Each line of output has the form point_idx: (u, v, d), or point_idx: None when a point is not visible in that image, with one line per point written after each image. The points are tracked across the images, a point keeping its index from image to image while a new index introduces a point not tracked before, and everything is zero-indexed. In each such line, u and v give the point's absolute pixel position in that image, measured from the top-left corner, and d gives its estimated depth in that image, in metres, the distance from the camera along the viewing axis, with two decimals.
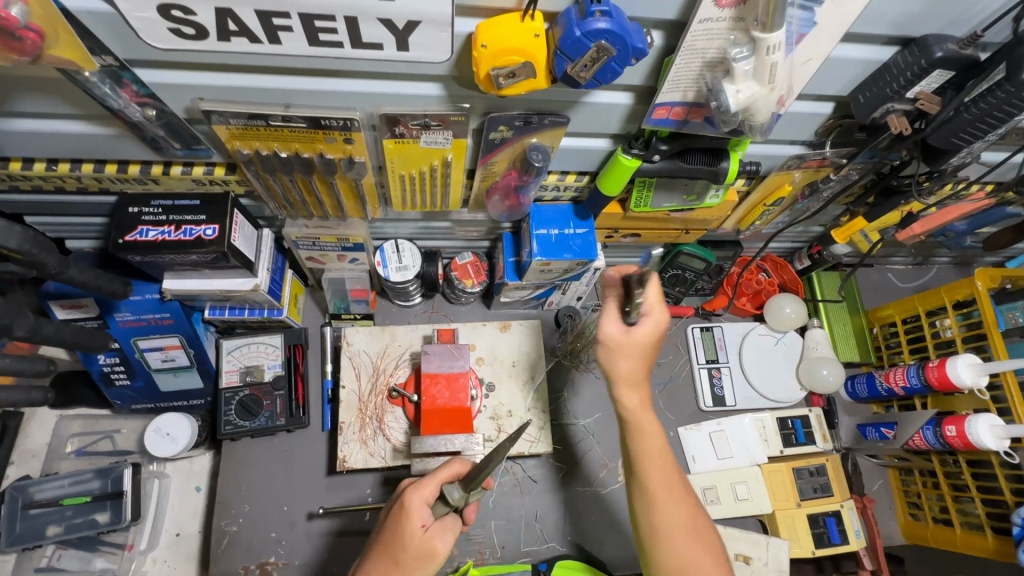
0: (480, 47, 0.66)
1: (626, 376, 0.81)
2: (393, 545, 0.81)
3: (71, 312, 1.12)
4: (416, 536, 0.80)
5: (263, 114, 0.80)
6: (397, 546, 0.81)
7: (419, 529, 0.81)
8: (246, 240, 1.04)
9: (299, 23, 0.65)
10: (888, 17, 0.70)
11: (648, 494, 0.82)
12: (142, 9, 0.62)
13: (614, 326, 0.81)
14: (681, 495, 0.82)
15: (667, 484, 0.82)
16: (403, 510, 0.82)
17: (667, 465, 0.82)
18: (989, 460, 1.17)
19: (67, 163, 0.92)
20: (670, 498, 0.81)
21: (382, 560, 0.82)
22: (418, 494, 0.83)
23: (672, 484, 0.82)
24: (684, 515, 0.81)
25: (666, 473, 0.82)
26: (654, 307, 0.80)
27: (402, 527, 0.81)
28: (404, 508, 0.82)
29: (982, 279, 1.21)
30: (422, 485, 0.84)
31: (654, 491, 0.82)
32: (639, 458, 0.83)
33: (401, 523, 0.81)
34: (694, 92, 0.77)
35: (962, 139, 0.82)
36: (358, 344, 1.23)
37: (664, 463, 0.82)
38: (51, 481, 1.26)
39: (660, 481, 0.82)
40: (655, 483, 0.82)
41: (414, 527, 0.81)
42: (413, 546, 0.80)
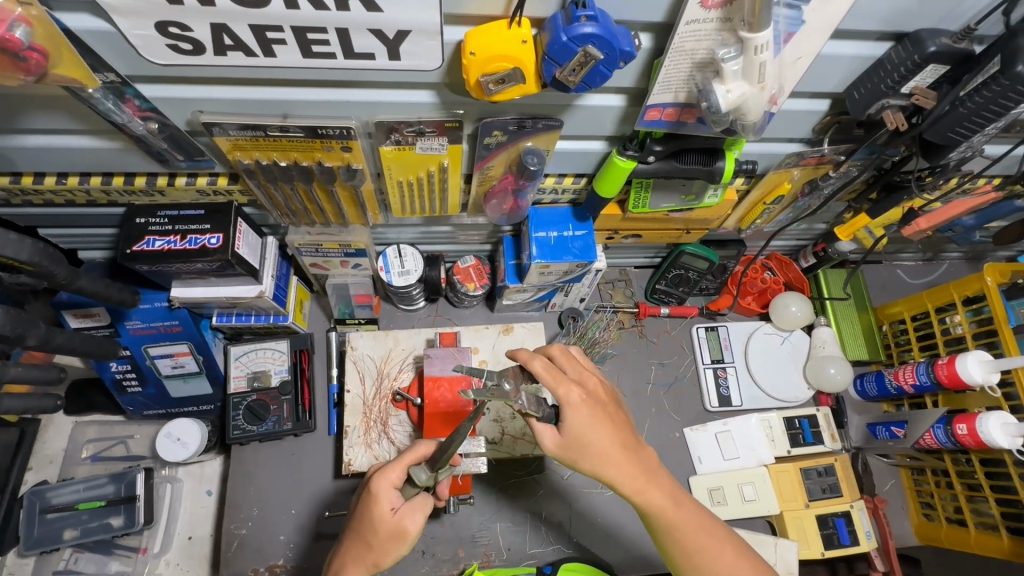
0: (469, 54, 0.67)
1: (581, 449, 0.82)
2: (363, 528, 0.84)
3: (83, 321, 1.14)
4: (385, 519, 0.83)
5: (261, 125, 0.81)
6: (367, 529, 0.84)
7: (387, 511, 0.83)
8: (250, 248, 1.06)
9: (292, 35, 0.66)
10: (880, 12, 0.70)
11: (692, 559, 0.84)
12: (141, 27, 0.64)
13: (558, 440, 0.83)
14: (713, 540, 0.85)
15: (699, 539, 0.84)
16: (369, 494, 0.85)
17: (688, 522, 0.84)
18: (1002, 459, 1.15)
19: (75, 176, 0.95)
20: (675, 513, 0.84)
21: (355, 544, 0.85)
22: (383, 478, 0.85)
23: (704, 533, 0.84)
24: (729, 558, 0.84)
25: (692, 528, 0.84)
26: (565, 397, 0.82)
27: (371, 512, 0.83)
28: (373, 492, 0.84)
29: (992, 274, 1.19)
30: (387, 470, 0.86)
31: (692, 554, 0.84)
32: (667, 531, 0.85)
33: (370, 506, 0.84)
34: (686, 93, 0.77)
35: (960, 134, 0.81)
36: (362, 348, 1.24)
37: (686, 519, 0.84)
38: (68, 486, 1.30)
39: (696, 541, 0.84)
40: (693, 545, 0.84)
41: (382, 510, 0.83)
42: (383, 527, 0.83)
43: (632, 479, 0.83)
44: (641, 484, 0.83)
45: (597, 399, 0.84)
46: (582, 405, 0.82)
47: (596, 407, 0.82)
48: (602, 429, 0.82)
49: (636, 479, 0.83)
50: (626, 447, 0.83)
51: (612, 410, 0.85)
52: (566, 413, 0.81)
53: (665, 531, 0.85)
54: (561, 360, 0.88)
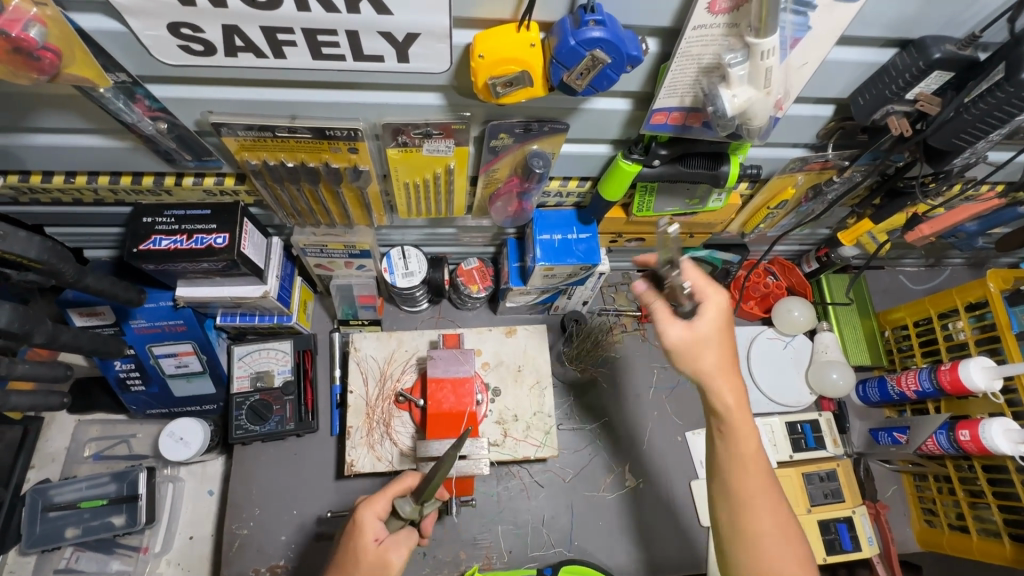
0: (478, 57, 0.68)
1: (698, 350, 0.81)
2: (347, 560, 0.84)
3: (88, 320, 1.15)
4: (367, 549, 0.83)
5: (270, 126, 0.82)
6: (350, 561, 0.84)
7: (370, 542, 0.84)
8: (255, 248, 1.06)
9: (302, 38, 0.67)
10: (884, 19, 0.70)
11: (739, 519, 0.82)
12: (153, 27, 0.65)
13: (689, 332, 0.81)
14: (769, 505, 0.81)
15: (764, 511, 0.81)
16: (355, 524, 0.86)
17: (751, 487, 0.81)
18: (1005, 465, 1.15)
19: (84, 176, 0.95)
20: (748, 458, 0.81)
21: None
22: (368, 508, 0.86)
23: (761, 493, 0.81)
24: (777, 531, 0.80)
25: (752, 483, 0.81)
26: (711, 299, 0.82)
27: (355, 542, 0.85)
28: (357, 522, 0.86)
29: (995, 280, 1.19)
30: (372, 501, 0.87)
31: (740, 523, 0.81)
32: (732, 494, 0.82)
33: (355, 536, 0.85)
34: (692, 97, 0.78)
35: (964, 140, 0.81)
36: (366, 349, 1.24)
37: (753, 482, 0.81)
38: (69, 484, 1.30)
39: (751, 497, 0.81)
40: (746, 500, 0.81)
41: (366, 541, 0.84)
42: (366, 557, 0.83)
43: (726, 400, 0.81)
44: (728, 416, 0.82)
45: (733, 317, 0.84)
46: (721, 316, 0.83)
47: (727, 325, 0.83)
48: (719, 346, 0.82)
49: (731, 409, 0.81)
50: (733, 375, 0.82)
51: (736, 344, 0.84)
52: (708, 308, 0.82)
53: (725, 497, 0.83)
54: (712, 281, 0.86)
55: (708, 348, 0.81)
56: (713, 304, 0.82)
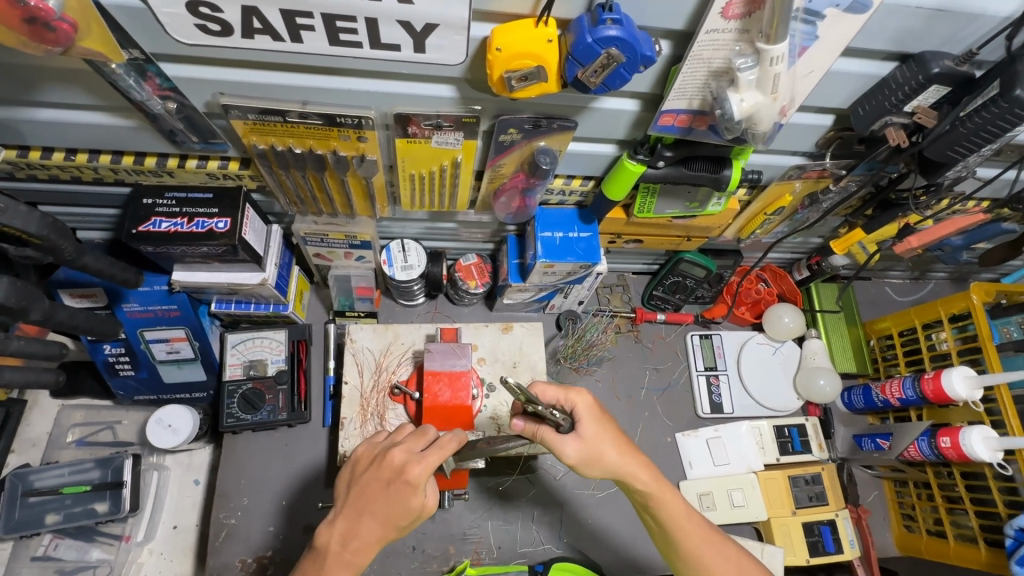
0: (495, 51, 0.68)
1: (596, 456, 0.85)
2: (394, 512, 0.81)
3: (81, 301, 1.14)
4: (421, 504, 0.82)
5: (281, 110, 0.81)
6: (397, 513, 0.82)
7: (422, 499, 0.83)
8: (256, 234, 1.06)
9: (321, 22, 0.67)
10: (888, 32, 0.72)
11: (696, 561, 0.87)
12: (170, 5, 0.64)
13: (576, 450, 0.85)
14: (719, 551, 0.87)
15: (714, 558, 0.87)
16: (408, 483, 0.81)
17: (694, 543, 0.87)
18: (982, 472, 1.18)
19: (85, 154, 0.94)
20: (687, 525, 0.87)
21: (383, 522, 0.82)
22: (427, 471, 0.82)
23: (711, 544, 0.88)
24: (736, 559, 0.88)
25: (702, 536, 0.88)
26: (580, 402, 0.87)
27: (409, 498, 0.81)
28: (414, 481, 0.81)
29: (978, 293, 1.23)
30: (426, 460, 0.82)
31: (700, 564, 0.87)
32: (684, 556, 0.88)
33: (408, 494, 0.81)
34: (700, 100, 0.80)
35: (958, 153, 0.84)
36: (362, 341, 1.24)
37: (695, 538, 0.87)
38: (51, 470, 1.27)
39: (699, 545, 0.87)
40: (696, 550, 0.87)
41: (420, 497, 0.82)
42: (415, 511, 0.83)
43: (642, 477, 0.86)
44: (652, 491, 0.86)
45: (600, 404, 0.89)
46: (590, 417, 0.87)
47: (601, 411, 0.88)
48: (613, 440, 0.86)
49: (651, 484, 0.86)
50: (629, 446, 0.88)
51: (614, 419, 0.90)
52: (579, 418, 0.86)
53: (681, 556, 0.88)
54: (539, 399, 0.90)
55: (606, 445, 0.86)
56: (581, 405, 0.87)
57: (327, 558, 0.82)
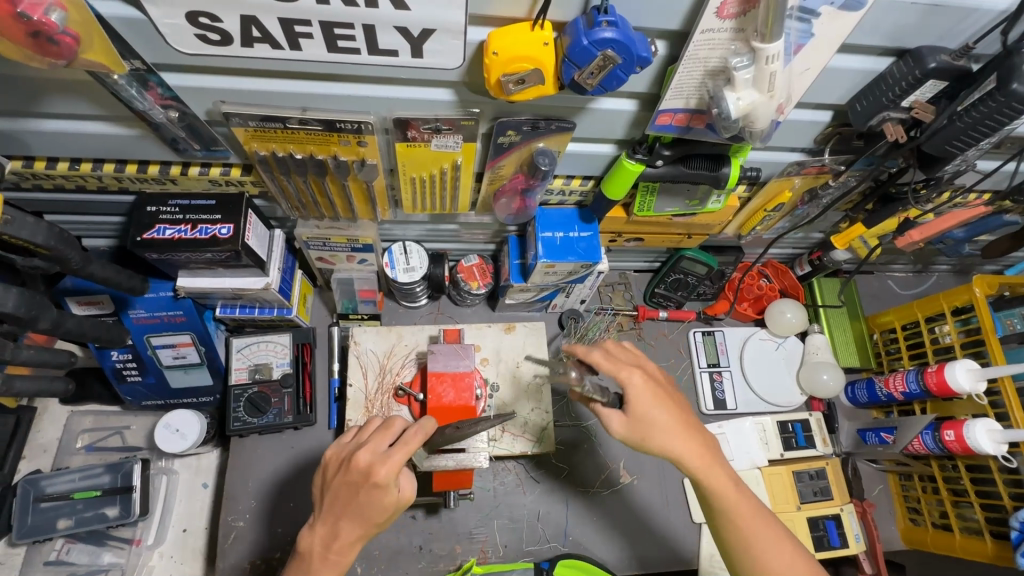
0: (492, 55, 0.69)
1: (647, 428, 0.85)
2: (369, 512, 0.84)
3: (87, 308, 1.16)
4: (394, 500, 0.85)
5: (281, 117, 0.82)
6: (372, 512, 0.84)
7: (395, 496, 0.85)
8: (259, 240, 1.07)
9: (320, 30, 0.67)
10: (884, 28, 0.73)
11: (747, 545, 0.84)
12: (171, 15, 0.65)
13: (623, 424, 0.86)
14: (770, 533, 0.84)
15: (761, 534, 0.84)
16: (376, 485, 0.82)
17: (734, 511, 0.85)
18: (987, 465, 1.18)
19: (89, 163, 0.95)
20: (738, 502, 0.85)
21: (360, 521, 0.85)
22: (393, 471, 0.83)
23: (758, 523, 0.84)
24: (787, 551, 0.83)
25: (747, 516, 0.84)
26: (630, 381, 0.85)
27: (380, 497, 0.83)
28: (381, 483, 0.82)
29: (981, 285, 1.22)
30: (390, 460, 0.83)
31: (750, 548, 0.84)
32: (741, 540, 0.85)
33: (378, 495, 0.83)
34: (697, 99, 0.80)
35: (956, 147, 0.85)
36: (366, 344, 1.26)
37: (734, 506, 0.85)
38: (62, 475, 1.29)
39: (750, 526, 0.84)
40: (746, 531, 0.84)
41: (391, 494, 0.84)
42: (389, 506, 0.85)
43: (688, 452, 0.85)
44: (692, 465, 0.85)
45: (657, 381, 0.88)
46: (642, 396, 0.85)
47: (656, 387, 0.86)
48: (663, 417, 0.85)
49: (693, 460, 0.85)
50: (687, 428, 0.86)
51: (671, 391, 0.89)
52: (630, 398, 0.85)
53: (737, 544, 0.85)
54: (614, 349, 0.91)
55: (652, 420, 0.85)
56: (636, 388, 0.85)
57: (313, 561, 0.87)
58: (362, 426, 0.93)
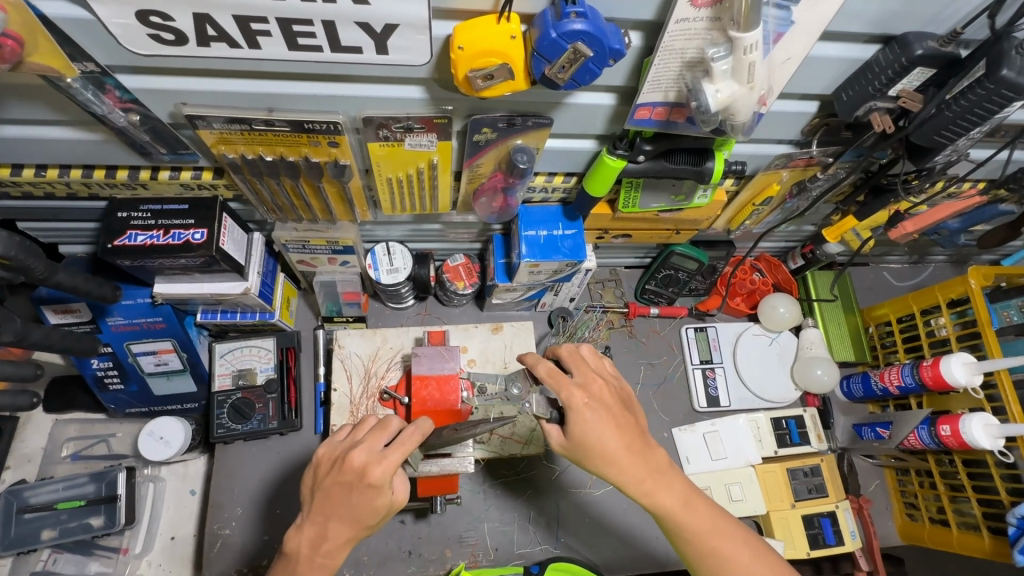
0: (457, 50, 0.66)
1: (590, 452, 0.84)
2: (362, 513, 0.81)
3: (63, 317, 1.13)
4: (388, 502, 0.82)
5: (246, 118, 0.80)
6: (365, 514, 0.82)
7: (388, 498, 0.82)
8: (236, 244, 1.04)
9: (277, 27, 0.65)
10: (867, 15, 0.70)
11: (705, 560, 0.85)
12: (121, 15, 0.62)
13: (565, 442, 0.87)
14: (727, 543, 0.84)
15: (719, 546, 0.84)
16: (371, 485, 0.80)
17: (687, 525, 0.85)
18: (984, 460, 1.16)
19: (55, 169, 0.93)
20: (689, 520, 0.85)
21: (353, 522, 0.82)
22: (389, 472, 0.80)
23: (715, 537, 0.85)
24: (747, 560, 0.84)
25: (703, 531, 0.85)
26: (570, 405, 0.84)
27: (374, 499, 0.81)
28: (376, 484, 0.80)
29: (976, 277, 1.20)
30: (387, 460, 0.80)
31: (705, 560, 0.85)
32: (699, 556, 0.85)
33: (373, 495, 0.80)
34: (676, 92, 0.77)
35: (946, 137, 0.82)
36: (350, 347, 1.23)
37: (689, 518, 0.85)
38: (46, 485, 1.27)
39: (705, 542, 0.84)
40: (705, 547, 0.84)
41: (386, 496, 0.81)
42: (383, 508, 0.83)
43: (632, 477, 0.84)
44: (641, 484, 0.85)
45: (602, 402, 0.86)
46: (582, 419, 0.84)
47: (598, 409, 0.85)
48: (607, 442, 0.84)
49: (641, 480, 0.85)
50: (633, 449, 0.85)
51: (617, 411, 0.86)
52: (571, 417, 0.84)
53: (695, 560, 0.86)
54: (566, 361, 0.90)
55: (594, 445, 0.84)
56: (578, 417, 0.84)
57: (299, 562, 0.84)
58: (356, 423, 0.90)
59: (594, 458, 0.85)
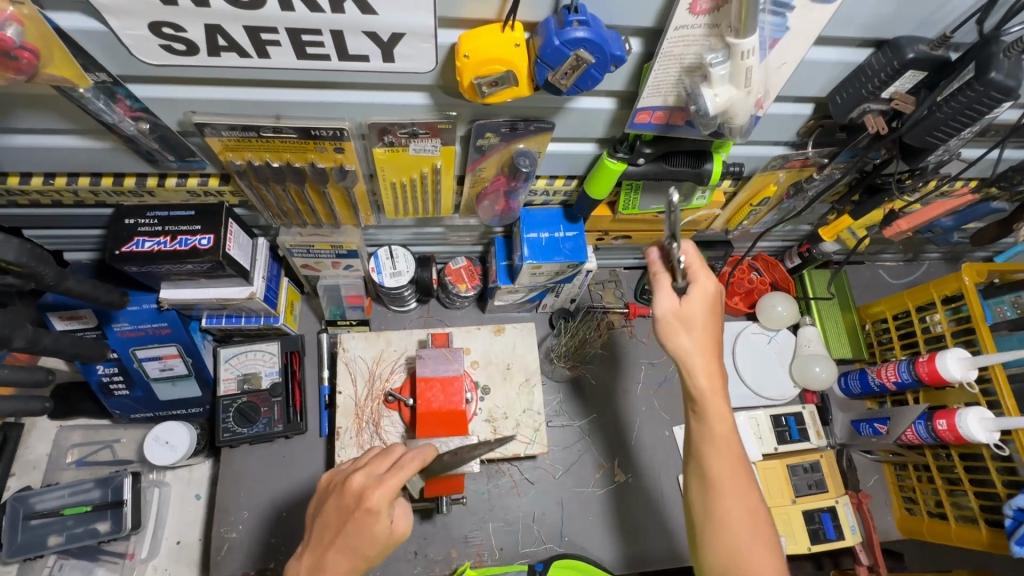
0: (463, 57, 0.68)
1: (683, 331, 0.85)
2: (360, 542, 0.81)
3: (70, 323, 1.14)
4: (386, 529, 0.81)
5: (254, 126, 0.81)
6: (362, 543, 0.81)
7: (387, 524, 0.82)
8: (241, 250, 1.05)
9: (286, 37, 0.66)
10: (860, 19, 0.72)
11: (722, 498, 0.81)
12: (133, 27, 0.64)
13: (666, 307, 0.85)
14: (754, 503, 0.81)
15: (741, 518, 0.80)
16: (368, 510, 0.80)
17: (725, 467, 0.82)
18: (980, 453, 1.18)
19: (63, 177, 0.94)
20: (734, 467, 0.82)
21: (349, 551, 0.81)
22: (387, 495, 0.81)
23: (748, 492, 0.82)
24: (756, 521, 0.81)
25: (740, 479, 0.82)
26: (701, 282, 0.85)
27: (371, 525, 0.80)
28: (371, 508, 0.80)
29: (969, 274, 1.21)
30: (385, 483, 0.81)
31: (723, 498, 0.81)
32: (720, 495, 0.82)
33: (371, 522, 0.80)
34: (675, 96, 0.79)
35: (938, 137, 0.84)
36: (354, 350, 1.25)
37: (726, 463, 0.82)
38: (52, 491, 1.28)
39: (740, 489, 0.82)
40: (732, 491, 0.81)
41: (383, 522, 0.81)
42: (381, 538, 0.82)
43: (700, 380, 0.84)
44: (703, 398, 0.84)
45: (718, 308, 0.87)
46: (704, 300, 0.85)
47: (716, 307, 0.86)
48: (701, 331, 0.85)
49: (704, 391, 0.83)
50: (712, 371, 0.84)
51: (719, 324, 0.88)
52: (697, 294, 0.85)
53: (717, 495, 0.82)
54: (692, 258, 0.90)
55: (692, 328, 0.85)
56: (702, 289, 0.85)
57: None
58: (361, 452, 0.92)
59: (682, 340, 0.84)
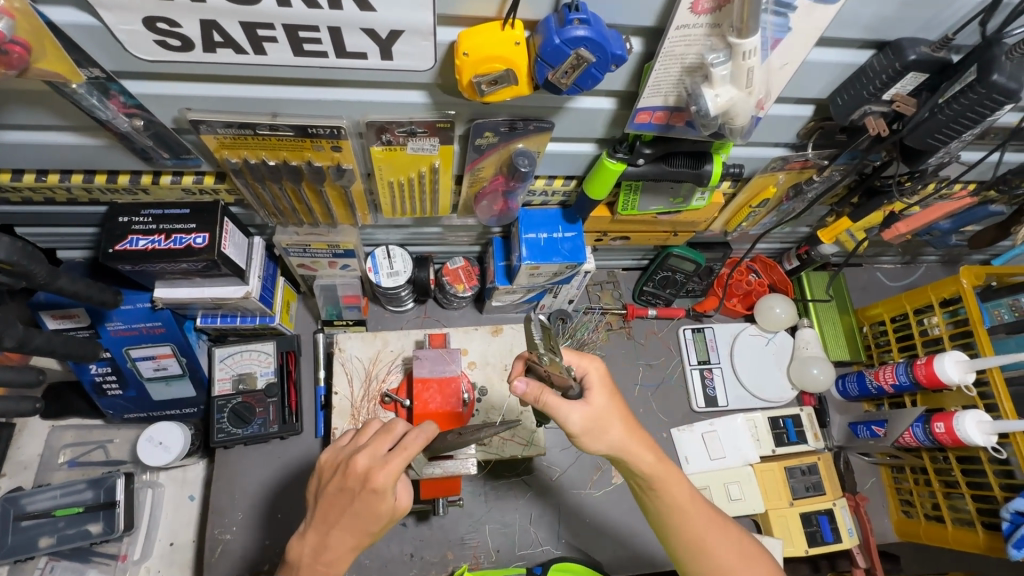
0: (462, 55, 0.67)
1: (600, 429, 0.82)
2: (364, 520, 0.81)
3: (62, 322, 1.13)
4: (391, 506, 0.81)
5: (251, 123, 0.80)
6: (366, 520, 0.81)
7: (391, 503, 0.81)
8: (237, 248, 1.04)
9: (284, 34, 0.66)
10: (862, 21, 0.71)
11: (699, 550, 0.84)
12: (127, 22, 0.63)
13: (578, 423, 0.81)
14: (728, 538, 0.85)
15: (731, 559, 0.83)
16: (374, 490, 0.79)
17: (699, 526, 0.84)
18: (978, 456, 1.18)
19: (56, 174, 0.93)
20: (693, 510, 0.84)
21: (354, 528, 0.82)
22: (392, 477, 0.79)
23: (718, 532, 0.84)
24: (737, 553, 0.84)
25: (709, 526, 0.84)
26: (591, 369, 0.84)
27: (376, 503, 0.80)
28: (376, 489, 0.79)
29: (968, 276, 1.21)
30: (390, 466, 0.79)
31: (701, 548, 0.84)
32: (695, 546, 0.84)
33: (375, 501, 0.80)
34: (675, 96, 0.79)
35: (939, 140, 0.84)
36: (350, 350, 1.24)
37: (699, 520, 0.84)
38: (43, 492, 1.26)
39: (709, 535, 0.84)
40: (702, 538, 0.84)
41: (387, 501, 0.80)
42: (385, 514, 0.82)
43: (644, 459, 0.83)
44: (650, 470, 0.83)
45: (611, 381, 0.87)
46: (603, 385, 0.84)
47: (614, 386, 0.85)
48: (620, 416, 0.83)
49: (653, 465, 0.83)
50: (641, 435, 0.84)
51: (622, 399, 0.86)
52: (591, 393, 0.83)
53: (692, 549, 0.84)
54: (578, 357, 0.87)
55: (611, 421, 0.82)
56: (593, 372, 0.84)
57: (301, 570, 0.84)
58: (359, 428, 0.89)
59: (602, 438, 0.82)
